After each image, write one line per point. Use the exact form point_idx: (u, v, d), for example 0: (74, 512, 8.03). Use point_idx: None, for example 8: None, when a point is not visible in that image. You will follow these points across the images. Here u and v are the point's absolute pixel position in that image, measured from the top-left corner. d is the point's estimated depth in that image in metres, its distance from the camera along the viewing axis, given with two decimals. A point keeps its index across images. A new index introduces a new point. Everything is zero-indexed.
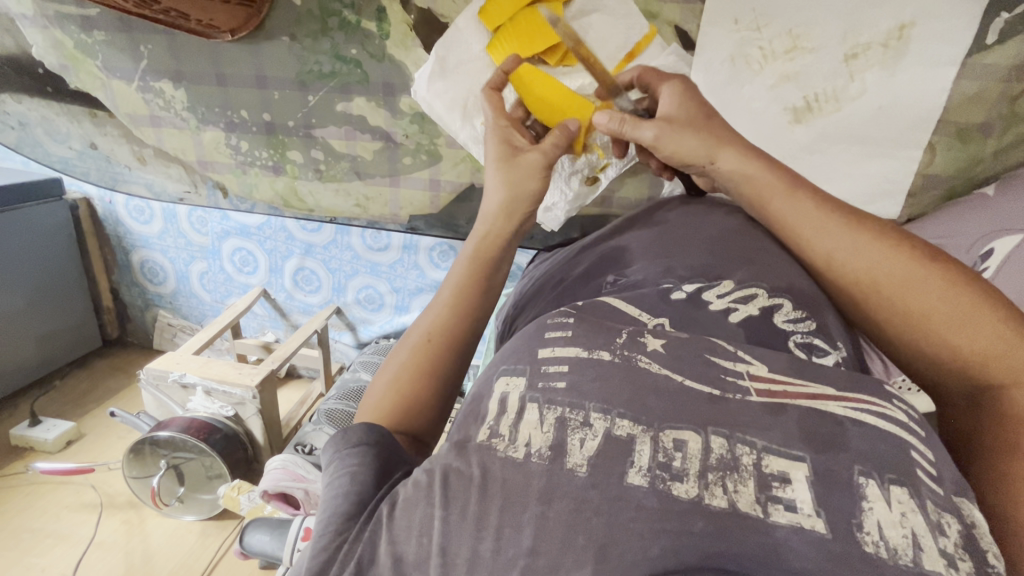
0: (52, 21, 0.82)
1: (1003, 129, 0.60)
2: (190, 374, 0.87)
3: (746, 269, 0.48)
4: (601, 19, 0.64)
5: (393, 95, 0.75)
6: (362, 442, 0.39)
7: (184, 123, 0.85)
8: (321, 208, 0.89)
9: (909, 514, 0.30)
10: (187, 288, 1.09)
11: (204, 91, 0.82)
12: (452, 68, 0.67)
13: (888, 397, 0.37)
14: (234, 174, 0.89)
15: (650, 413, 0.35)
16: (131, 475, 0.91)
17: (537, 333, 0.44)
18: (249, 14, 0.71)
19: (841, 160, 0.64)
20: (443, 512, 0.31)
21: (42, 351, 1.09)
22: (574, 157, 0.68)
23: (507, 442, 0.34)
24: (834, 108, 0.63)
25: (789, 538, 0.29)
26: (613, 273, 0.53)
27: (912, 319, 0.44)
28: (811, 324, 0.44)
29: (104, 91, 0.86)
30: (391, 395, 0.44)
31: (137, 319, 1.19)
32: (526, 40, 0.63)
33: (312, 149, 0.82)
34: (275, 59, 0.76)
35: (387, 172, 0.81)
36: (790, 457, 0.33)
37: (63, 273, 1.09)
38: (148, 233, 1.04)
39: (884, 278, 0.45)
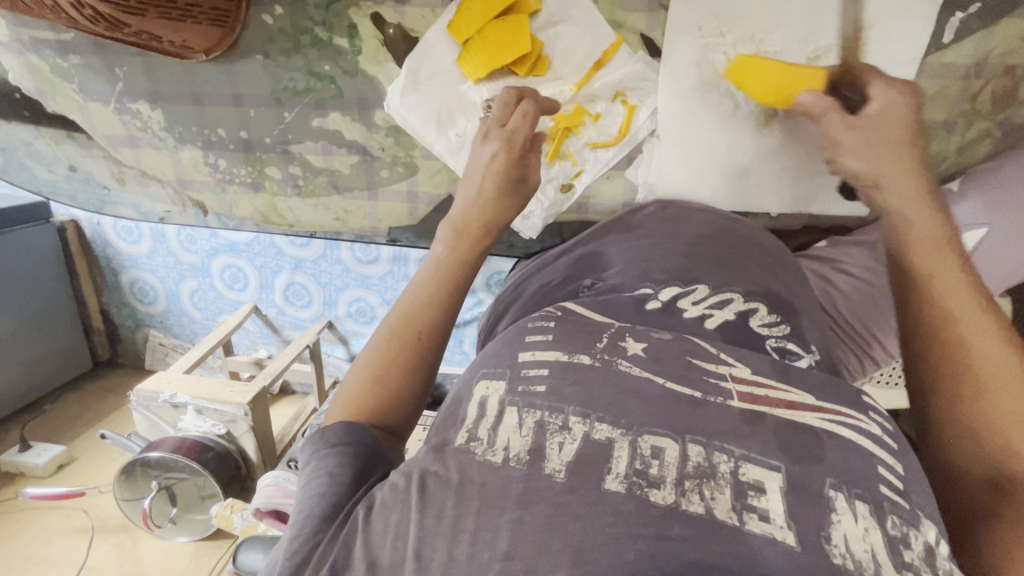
0: (27, 46, 0.82)
1: (965, 126, 0.61)
2: (181, 394, 0.87)
3: (719, 274, 0.49)
4: (568, 29, 0.65)
5: (368, 109, 0.75)
6: (340, 442, 0.40)
7: (161, 143, 0.86)
8: (300, 222, 0.88)
9: (872, 530, 0.30)
10: (177, 306, 1.09)
11: (180, 111, 0.82)
12: (424, 81, 0.69)
13: (864, 409, 0.38)
14: (213, 192, 0.89)
15: (629, 417, 0.35)
16: (123, 497, 0.89)
17: (515, 337, 0.44)
18: (221, 33, 0.72)
19: (811, 158, 0.65)
20: (419, 516, 0.31)
21: (29, 376, 1.08)
22: (548, 164, 0.71)
23: (485, 445, 0.34)
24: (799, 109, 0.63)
25: (763, 548, 0.29)
26: (590, 277, 0.54)
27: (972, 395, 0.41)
28: (786, 328, 0.45)
29: (81, 114, 0.86)
30: (371, 386, 0.45)
31: (126, 340, 1.19)
32: (492, 53, 0.65)
33: (290, 165, 0.83)
34: (250, 78, 0.77)
35: (365, 186, 0.82)
36: (767, 466, 0.33)
37: (48, 297, 1.08)
38: (137, 253, 1.04)
39: (977, 347, 0.42)
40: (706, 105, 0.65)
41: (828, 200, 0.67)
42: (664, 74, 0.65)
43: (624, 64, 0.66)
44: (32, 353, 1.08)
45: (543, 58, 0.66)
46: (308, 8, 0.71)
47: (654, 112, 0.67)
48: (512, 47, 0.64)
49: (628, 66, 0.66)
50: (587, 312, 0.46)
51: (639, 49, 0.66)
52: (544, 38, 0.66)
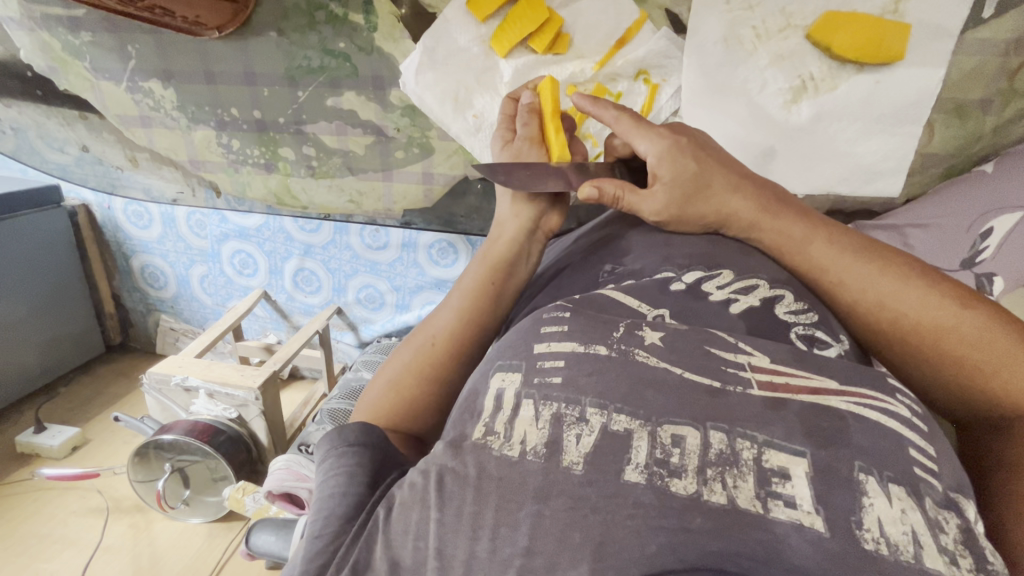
0: (37, 23, 0.81)
1: (1002, 106, 0.59)
2: (193, 377, 0.87)
3: (743, 260, 0.48)
4: (591, 5, 0.64)
5: (383, 88, 0.74)
6: (356, 442, 0.40)
7: (174, 122, 0.85)
8: (315, 205, 0.88)
9: (909, 511, 0.30)
10: (188, 292, 1.09)
11: (193, 90, 0.81)
12: (441, 59, 0.68)
13: (890, 391, 0.37)
14: (227, 173, 0.89)
15: (648, 408, 0.34)
16: (136, 479, 0.91)
17: (531, 328, 0.43)
18: (233, 9, 0.71)
19: (839, 138, 0.63)
20: (438, 514, 0.31)
21: (45, 357, 1.09)
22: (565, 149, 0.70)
23: (502, 440, 0.34)
24: (829, 87, 0.61)
25: (788, 535, 0.28)
26: (610, 262, 0.52)
27: (950, 361, 0.43)
28: (812, 316, 0.44)
29: (94, 92, 0.86)
30: (390, 395, 0.49)
31: (140, 323, 1.20)
32: (516, 28, 0.65)
33: (304, 145, 0.82)
34: (264, 56, 0.76)
35: (379, 166, 0.81)
36: (791, 452, 0.32)
37: (63, 280, 1.09)
38: (148, 237, 1.05)
39: (906, 310, 0.44)
40: (733, 84, 0.64)
41: (854, 184, 0.65)
42: (689, 51, 0.64)
43: (647, 42, 0.65)
44: (48, 335, 1.09)
45: (565, 33, 0.65)
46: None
47: (678, 92, 0.66)
48: (533, 20, 0.64)
49: (652, 43, 0.64)
50: (609, 297, 0.45)
51: (664, 25, 0.64)
52: (566, 13, 0.65)
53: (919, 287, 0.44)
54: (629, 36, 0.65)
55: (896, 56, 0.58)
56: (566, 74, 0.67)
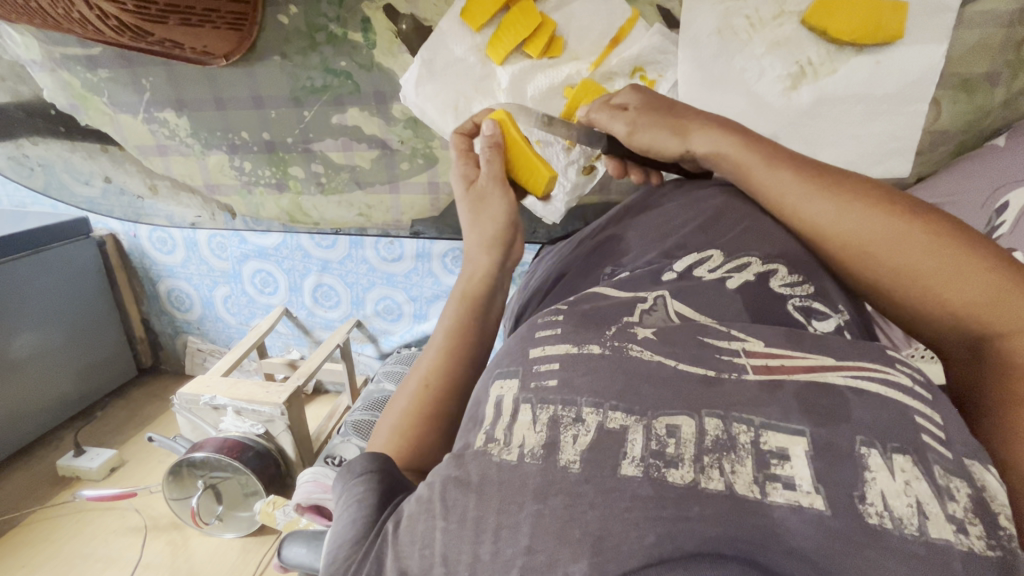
0: (58, 63, 0.85)
1: (1010, 77, 0.58)
2: (221, 396, 0.89)
3: (737, 237, 0.48)
4: (583, 7, 0.65)
5: (386, 102, 0.76)
6: (364, 470, 0.41)
7: (189, 149, 0.88)
8: (325, 220, 0.90)
9: (913, 482, 0.30)
10: (212, 313, 1.13)
11: (205, 117, 0.84)
12: (440, 70, 0.69)
13: (891, 363, 0.36)
14: (240, 195, 0.91)
15: (643, 403, 0.35)
16: (172, 497, 0.93)
17: (527, 333, 0.44)
18: (238, 37, 0.73)
19: (843, 121, 0.62)
20: (444, 523, 0.32)
21: (81, 382, 1.14)
22: (568, 148, 0.69)
23: (503, 445, 0.34)
24: (829, 70, 0.61)
25: (787, 519, 0.29)
26: (610, 264, 0.53)
27: (903, 277, 0.42)
28: (809, 287, 0.44)
29: (113, 125, 0.89)
30: (396, 441, 0.49)
31: (169, 345, 1.24)
32: (511, 32, 0.65)
33: (313, 163, 0.84)
34: (269, 80, 0.78)
35: (386, 179, 0.82)
36: (790, 431, 0.32)
37: (95, 308, 1.14)
38: (172, 262, 1.08)
39: (862, 235, 0.43)
40: (730, 74, 0.64)
41: (864, 165, 0.63)
42: (685, 44, 0.64)
43: (643, 38, 0.65)
44: (83, 361, 1.14)
45: (558, 36, 0.66)
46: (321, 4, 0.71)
47: (675, 87, 0.66)
48: (529, 25, 0.64)
49: (647, 39, 0.64)
50: (609, 292, 0.46)
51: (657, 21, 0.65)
52: (559, 16, 0.65)
53: (865, 203, 0.44)
54: (623, 34, 0.65)
55: (895, 35, 0.57)
56: (563, 76, 0.67)
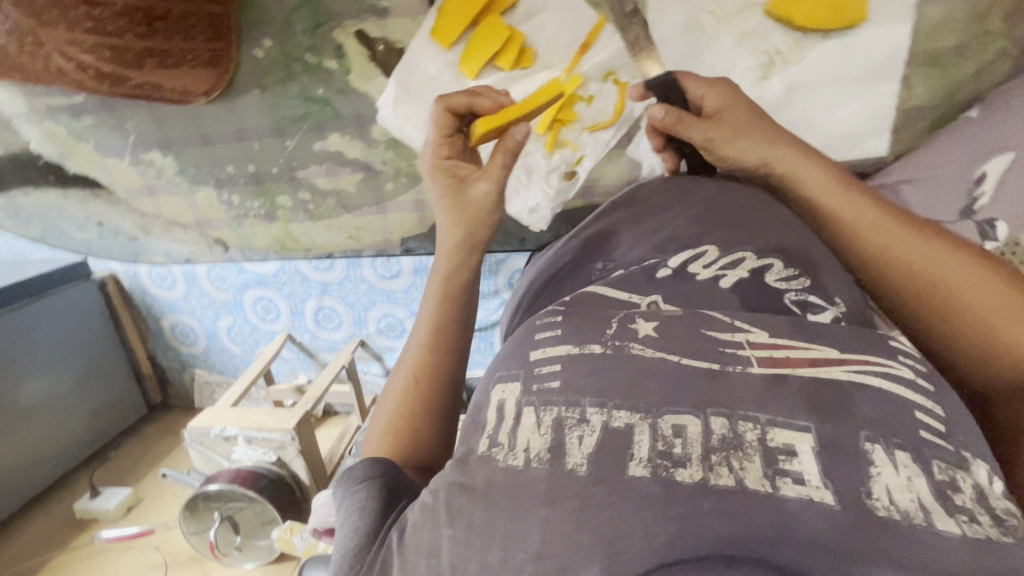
0: (43, 113, 0.86)
1: (980, 49, 0.59)
2: (230, 427, 0.90)
3: (729, 233, 0.48)
4: (550, 16, 0.66)
5: (365, 125, 0.76)
6: (370, 476, 0.43)
7: (177, 187, 0.89)
8: (317, 245, 0.91)
9: (915, 478, 0.30)
10: (217, 344, 1.14)
11: (192, 155, 0.85)
12: (415, 89, 0.72)
13: (892, 355, 0.37)
14: (231, 227, 0.92)
15: (648, 400, 0.36)
16: (190, 531, 0.94)
17: (527, 335, 0.45)
18: (216, 74, 0.75)
19: (815, 106, 0.63)
20: (449, 531, 0.32)
21: (93, 425, 1.14)
22: (548, 154, 0.71)
23: (506, 450, 0.35)
24: (798, 58, 0.61)
25: (800, 512, 0.28)
26: (601, 260, 0.54)
27: (951, 308, 0.47)
28: (806, 282, 0.44)
29: (101, 169, 0.90)
30: (388, 440, 0.50)
31: (178, 381, 1.25)
32: (481, 46, 0.67)
33: (300, 191, 0.85)
34: (251, 113, 0.79)
35: (372, 201, 0.83)
36: (795, 428, 0.32)
37: (101, 350, 1.14)
38: (173, 297, 1.09)
39: (921, 269, 0.49)
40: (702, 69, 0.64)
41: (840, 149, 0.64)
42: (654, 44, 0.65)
43: (611, 43, 0.66)
44: (94, 404, 1.14)
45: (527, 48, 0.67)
46: (297, 33, 0.73)
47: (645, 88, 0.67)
48: (499, 38, 0.66)
49: (614, 43, 0.65)
50: (604, 292, 0.47)
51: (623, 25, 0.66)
52: (527, 28, 0.66)
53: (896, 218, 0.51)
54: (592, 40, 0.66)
55: (857, 18, 0.58)
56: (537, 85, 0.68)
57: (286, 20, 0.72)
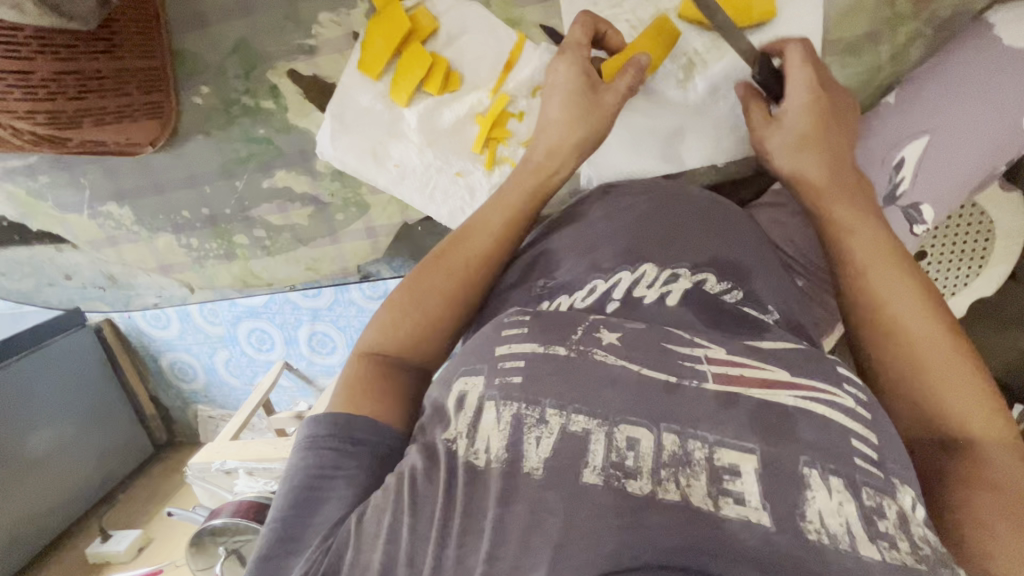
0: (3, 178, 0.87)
1: (891, 33, 0.60)
2: (232, 460, 0.91)
3: (661, 252, 0.46)
4: (470, 39, 0.66)
5: (310, 161, 0.76)
6: (361, 439, 0.38)
7: (138, 236, 0.90)
8: (277, 279, 0.90)
9: (846, 503, 0.30)
10: (217, 377, 1.15)
11: (147, 204, 0.85)
12: (352, 122, 0.69)
13: (839, 382, 0.37)
14: (194, 270, 0.92)
15: (606, 406, 0.34)
16: (197, 567, 0.95)
17: (491, 332, 0.40)
18: (158, 122, 0.72)
19: (744, 102, 0.62)
20: (411, 521, 0.31)
21: (104, 466, 1.17)
22: (489, 171, 0.69)
23: (468, 446, 0.33)
24: (716, 57, 0.61)
25: (737, 531, 0.29)
26: (541, 275, 0.49)
27: (895, 341, 0.43)
28: (739, 292, 0.44)
29: (62, 226, 0.91)
30: (412, 313, 0.46)
31: (181, 418, 1.27)
32: (408, 72, 0.66)
33: (255, 229, 0.84)
34: (198, 159, 0.78)
35: (326, 232, 0.82)
36: (741, 450, 0.32)
37: (102, 393, 1.16)
38: (169, 335, 1.10)
39: (885, 298, 0.45)
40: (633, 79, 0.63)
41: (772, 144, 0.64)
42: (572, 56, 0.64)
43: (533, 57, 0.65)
44: (107, 444, 1.17)
45: (453, 72, 0.67)
46: (230, 78, 0.71)
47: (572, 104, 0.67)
48: (424, 64, 0.65)
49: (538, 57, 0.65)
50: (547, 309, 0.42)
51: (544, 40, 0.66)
52: (449, 53, 0.66)
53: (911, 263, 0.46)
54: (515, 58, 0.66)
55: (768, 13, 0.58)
56: (468, 105, 0.67)
57: (219, 66, 0.70)
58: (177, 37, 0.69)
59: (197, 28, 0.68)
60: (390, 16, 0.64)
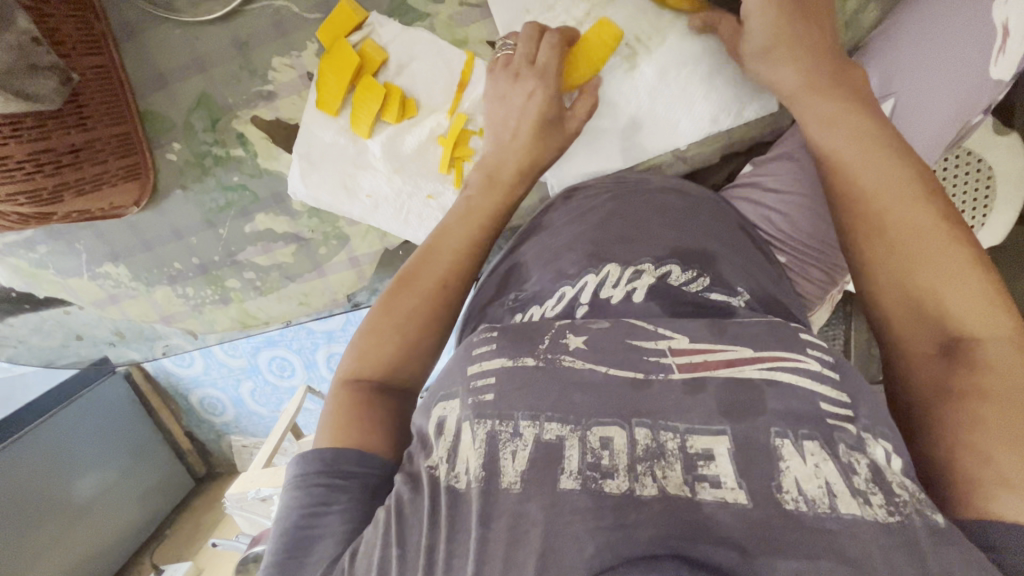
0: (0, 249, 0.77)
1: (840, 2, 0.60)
2: (266, 488, 0.93)
3: (622, 250, 0.46)
4: (420, 65, 0.67)
5: (285, 200, 0.74)
6: (351, 471, 0.39)
7: (136, 291, 0.80)
8: (274, 318, 0.83)
9: (823, 464, 0.31)
10: (245, 408, 1.19)
11: (139, 261, 0.78)
12: (319, 159, 0.70)
13: (803, 348, 0.37)
14: (193, 317, 0.83)
15: (577, 410, 0.34)
16: None
17: (463, 353, 0.41)
18: (137, 184, 0.70)
19: (693, 84, 0.62)
20: (399, 552, 0.32)
21: (148, 505, 1.22)
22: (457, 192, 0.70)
23: (448, 468, 0.34)
24: (659, 41, 0.62)
25: (715, 513, 0.29)
26: (512, 292, 0.49)
27: (894, 251, 0.41)
28: (705, 279, 0.44)
29: (65, 291, 0.81)
30: (373, 335, 0.47)
31: (217, 450, 1.32)
32: (363, 106, 0.67)
33: (244, 271, 0.78)
34: (180, 213, 0.75)
35: (311, 267, 0.78)
36: (713, 433, 0.32)
37: (138, 435, 1.21)
38: (195, 372, 1.14)
39: (885, 206, 0.42)
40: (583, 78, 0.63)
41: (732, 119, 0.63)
42: None
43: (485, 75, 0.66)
44: (148, 482, 1.22)
45: (408, 99, 0.67)
46: (198, 133, 0.71)
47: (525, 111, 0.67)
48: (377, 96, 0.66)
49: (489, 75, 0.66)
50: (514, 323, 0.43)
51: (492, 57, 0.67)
52: (402, 80, 0.67)
53: (914, 166, 0.43)
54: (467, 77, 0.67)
55: None
56: (428, 129, 0.68)
57: (186, 122, 0.70)
58: (144, 100, 0.69)
59: (159, 88, 0.69)
60: (338, 52, 0.65)
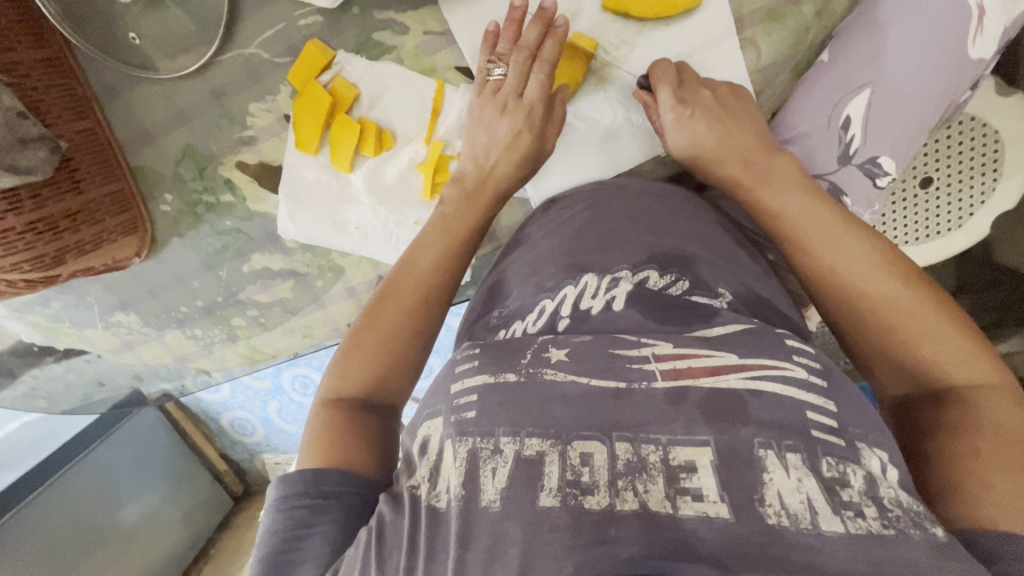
0: (17, 308, 0.79)
1: None
2: None
3: (599, 258, 0.46)
4: (391, 97, 0.69)
5: (277, 238, 0.75)
6: (330, 492, 0.39)
7: (146, 336, 0.83)
8: (280, 351, 0.85)
9: (805, 479, 0.30)
10: (274, 427, 1.22)
11: (148, 308, 0.81)
12: (304, 197, 0.72)
13: (788, 355, 0.37)
14: (205, 356, 0.86)
15: (558, 424, 0.34)
16: None
17: (447, 372, 0.41)
18: (137, 238, 0.72)
19: None
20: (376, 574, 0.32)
21: (189, 526, 1.27)
22: None
23: (429, 488, 0.35)
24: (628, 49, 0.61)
25: (697, 529, 0.29)
26: (495, 308, 0.49)
27: (867, 310, 0.42)
28: (685, 282, 0.44)
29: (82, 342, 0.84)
30: (353, 351, 0.48)
31: (251, 468, 1.36)
32: (339, 141, 0.69)
33: (248, 309, 0.80)
34: (180, 260, 0.77)
35: (311, 299, 0.80)
36: (695, 444, 0.32)
37: (173, 463, 1.24)
38: (223, 397, 1.17)
39: (845, 270, 0.44)
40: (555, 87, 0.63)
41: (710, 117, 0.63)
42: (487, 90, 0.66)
43: (456, 100, 0.68)
44: (188, 505, 1.27)
45: (383, 132, 0.69)
46: (187, 182, 0.72)
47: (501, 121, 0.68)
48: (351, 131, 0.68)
49: (459, 100, 0.68)
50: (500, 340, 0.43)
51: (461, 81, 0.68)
52: (376, 113, 0.69)
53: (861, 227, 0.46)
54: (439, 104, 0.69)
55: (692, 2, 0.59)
56: (406, 159, 0.70)
57: (174, 173, 0.71)
58: (133, 156, 0.70)
59: (148, 145, 0.70)
60: (310, 94, 0.67)
